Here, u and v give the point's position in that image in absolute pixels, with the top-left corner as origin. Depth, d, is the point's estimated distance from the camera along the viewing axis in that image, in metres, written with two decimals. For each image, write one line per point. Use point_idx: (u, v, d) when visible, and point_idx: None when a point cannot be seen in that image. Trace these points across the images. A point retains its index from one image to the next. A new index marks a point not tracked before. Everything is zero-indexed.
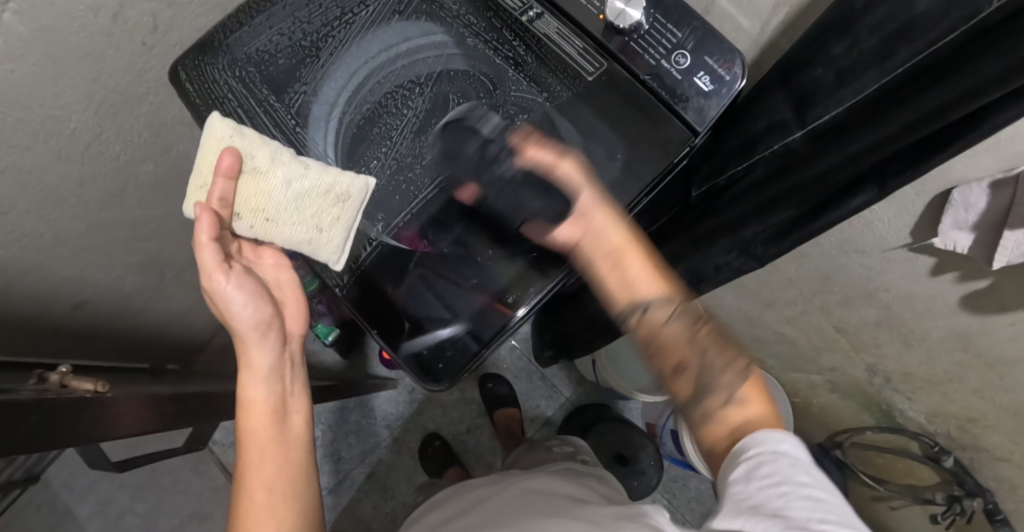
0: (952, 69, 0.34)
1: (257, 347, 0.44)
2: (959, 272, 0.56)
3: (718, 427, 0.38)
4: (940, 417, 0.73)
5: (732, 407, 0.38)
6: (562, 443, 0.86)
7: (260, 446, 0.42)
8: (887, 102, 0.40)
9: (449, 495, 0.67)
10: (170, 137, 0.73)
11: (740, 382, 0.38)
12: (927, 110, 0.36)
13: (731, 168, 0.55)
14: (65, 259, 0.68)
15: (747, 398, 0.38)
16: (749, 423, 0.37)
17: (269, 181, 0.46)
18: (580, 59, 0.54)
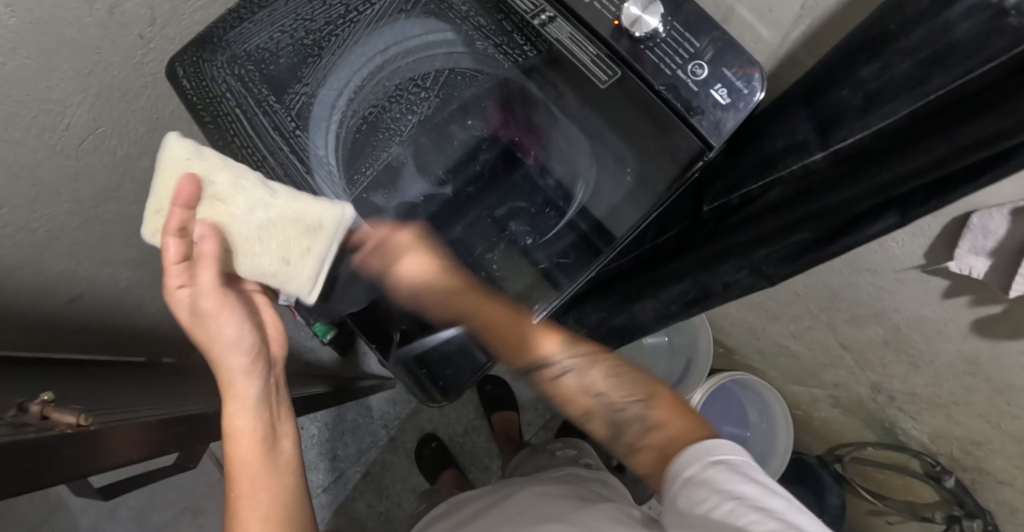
0: (993, 104, 0.33)
1: (241, 372, 0.41)
2: (972, 297, 0.54)
3: (647, 446, 0.45)
4: (943, 439, 0.73)
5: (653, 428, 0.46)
6: (566, 446, 0.85)
7: (246, 479, 0.39)
8: (919, 133, 0.39)
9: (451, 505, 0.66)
10: (168, 132, 0.70)
11: (650, 412, 0.47)
12: (963, 144, 0.35)
13: (745, 187, 0.55)
14: (59, 255, 0.67)
15: (659, 424, 0.46)
16: (674, 438, 0.44)
17: (228, 209, 0.42)
18: (593, 66, 0.50)
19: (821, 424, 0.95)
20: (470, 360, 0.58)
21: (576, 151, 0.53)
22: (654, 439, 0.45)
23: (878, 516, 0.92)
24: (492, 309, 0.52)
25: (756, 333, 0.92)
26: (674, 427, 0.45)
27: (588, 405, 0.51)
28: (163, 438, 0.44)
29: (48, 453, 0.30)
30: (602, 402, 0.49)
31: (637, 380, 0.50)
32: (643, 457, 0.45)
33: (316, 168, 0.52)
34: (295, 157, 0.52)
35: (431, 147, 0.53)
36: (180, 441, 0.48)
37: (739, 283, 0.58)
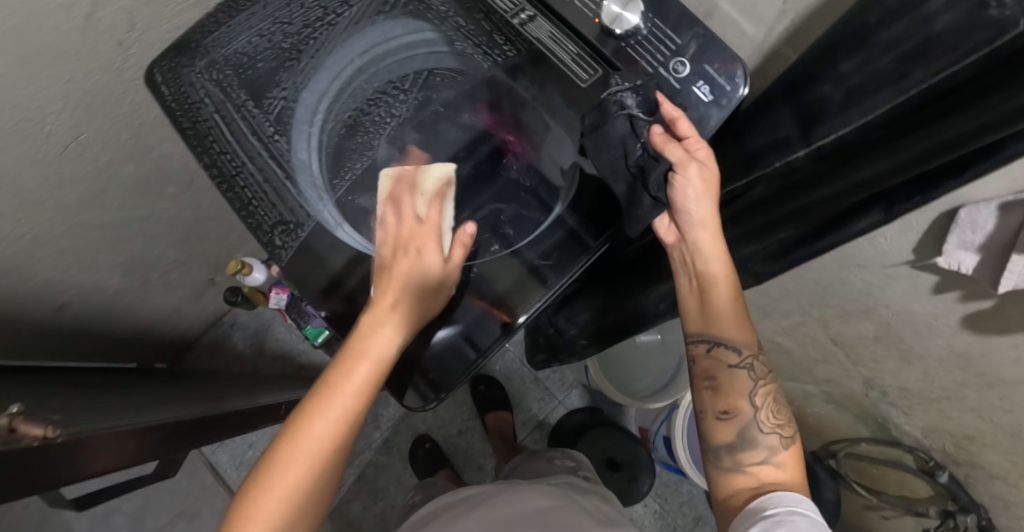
0: (975, 97, 0.33)
1: (381, 348, 0.47)
2: (962, 292, 0.54)
3: (749, 475, 0.45)
4: (937, 434, 0.72)
5: (771, 467, 0.45)
6: (563, 454, 0.84)
7: (310, 449, 0.42)
8: (900, 130, 0.38)
9: (441, 504, 0.66)
10: (153, 137, 0.70)
11: (782, 450, 0.46)
12: (948, 136, 0.35)
13: (731, 183, 0.53)
14: (45, 261, 0.66)
15: (782, 464, 0.45)
16: (778, 483, 0.44)
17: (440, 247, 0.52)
18: (574, 65, 0.50)
19: (815, 420, 0.95)
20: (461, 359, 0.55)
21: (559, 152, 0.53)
22: (760, 470, 0.45)
23: (873, 510, 0.91)
24: (719, 291, 0.47)
25: (749, 329, 0.91)
26: (792, 481, 0.44)
27: (725, 409, 0.47)
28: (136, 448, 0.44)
29: (21, 461, 0.30)
30: (738, 417, 0.46)
31: (785, 417, 0.48)
32: (738, 479, 0.45)
33: (298, 173, 0.52)
34: (278, 163, 0.52)
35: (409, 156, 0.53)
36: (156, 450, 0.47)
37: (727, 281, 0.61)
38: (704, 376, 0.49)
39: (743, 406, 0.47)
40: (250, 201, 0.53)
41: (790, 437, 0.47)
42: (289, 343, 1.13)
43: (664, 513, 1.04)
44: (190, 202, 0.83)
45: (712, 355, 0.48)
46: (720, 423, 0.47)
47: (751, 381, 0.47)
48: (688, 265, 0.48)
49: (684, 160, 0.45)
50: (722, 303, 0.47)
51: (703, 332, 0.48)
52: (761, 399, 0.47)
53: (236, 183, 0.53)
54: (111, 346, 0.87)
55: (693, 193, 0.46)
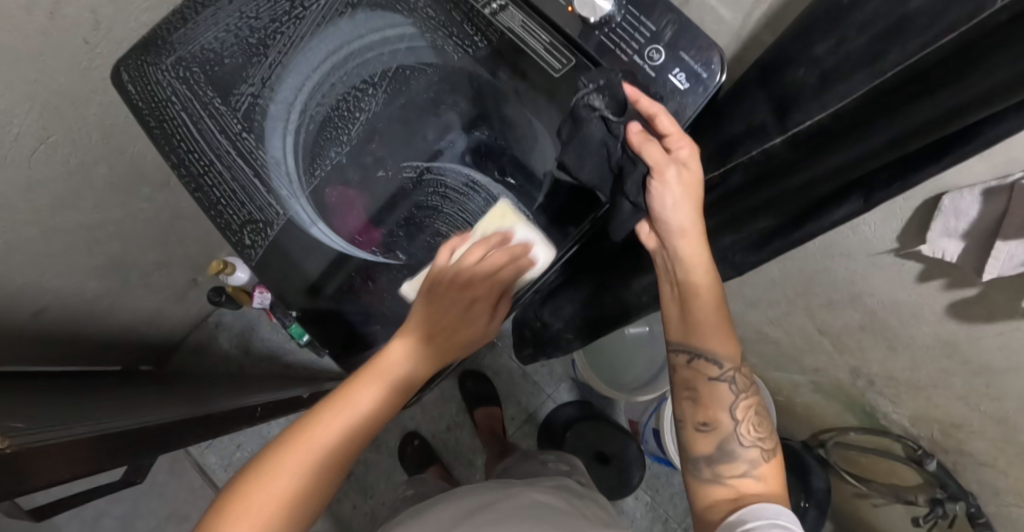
0: (952, 76, 0.31)
1: (394, 370, 0.45)
2: (946, 279, 0.53)
3: (728, 487, 0.45)
4: (924, 422, 0.72)
5: (751, 478, 0.45)
6: (558, 458, 0.83)
7: (309, 450, 0.39)
8: (873, 112, 0.37)
9: (445, 494, 0.67)
10: (126, 137, 0.68)
11: (762, 461, 0.46)
12: (931, 116, 0.33)
13: (708, 174, 0.53)
14: (18, 266, 0.65)
15: (763, 475, 0.45)
16: (763, 493, 0.44)
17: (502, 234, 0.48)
18: (547, 55, 0.49)
19: (804, 409, 0.95)
20: None
21: (535, 139, 0.51)
22: (742, 483, 0.45)
23: (863, 499, 0.91)
24: (704, 297, 0.46)
25: (737, 320, 0.91)
26: (774, 493, 0.44)
27: (705, 420, 0.48)
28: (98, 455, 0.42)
29: None
30: (719, 429, 0.47)
31: (765, 430, 0.48)
32: (717, 491, 0.45)
33: (270, 169, 0.52)
34: (247, 160, 0.51)
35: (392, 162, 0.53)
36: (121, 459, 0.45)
37: None
38: (684, 386, 0.49)
39: (723, 418, 0.47)
40: (218, 202, 0.52)
41: (771, 450, 0.47)
42: (275, 341, 1.12)
43: (655, 506, 1.04)
44: (169, 202, 0.82)
45: (693, 368, 0.48)
46: (700, 434, 0.47)
47: (732, 394, 0.48)
48: (671, 273, 0.48)
49: (662, 163, 0.43)
50: (706, 310, 0.46)
51: (683, 342, 0.48)
52: (741, 410, 0.48)
53: (203, 183, 0.52)
54: (93, 349, 0.86)
55: (670, 199, 0.44)
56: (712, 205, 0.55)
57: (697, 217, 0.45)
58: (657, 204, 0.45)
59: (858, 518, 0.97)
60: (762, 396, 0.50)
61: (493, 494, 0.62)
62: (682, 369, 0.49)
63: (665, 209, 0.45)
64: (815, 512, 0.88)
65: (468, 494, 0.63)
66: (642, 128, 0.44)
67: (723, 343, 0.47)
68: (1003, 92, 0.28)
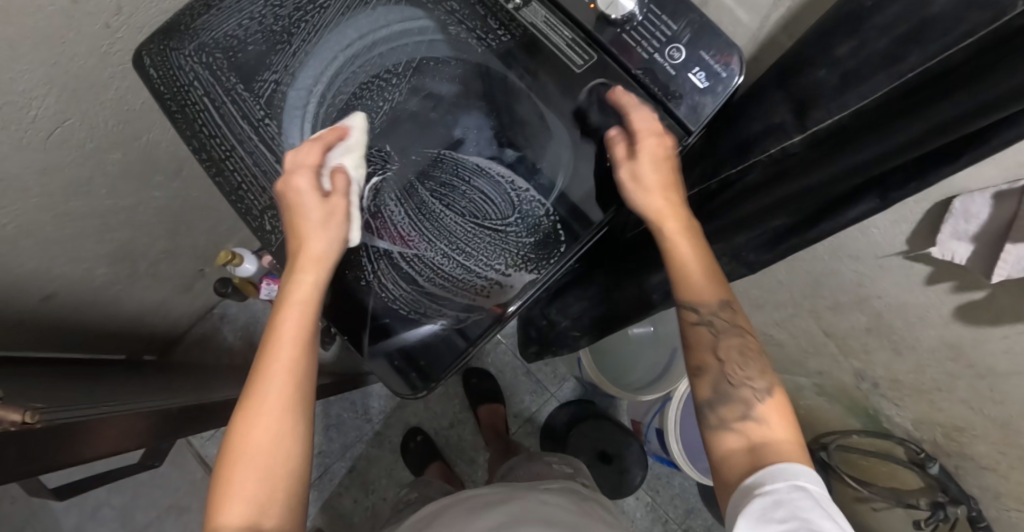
0: (960, 85, 0.32)
1: (303, 294, 0.43)
2: (955, 282, 0.54)
3: (736, 432, 0.40)
4: (926, 425, 0.73)
5: (754, 421, 0.40)
6: (562, 460, 0.83)
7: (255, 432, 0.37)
8: (885, 117, 0.38)
9: (447, 500, 0.65)
10: (141, 124, 0.68)
11: (763, 398, 0.41)
12: (935, 125, 0.34)
13: (726, 171, 0.52)
14: (30, 252, 0.65)
15: (764, 416, 0.40)
16: (780, 441, 0.38)
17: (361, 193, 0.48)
18: (568, 51, 0.50)
19: (806, 412, 0.95)
20: (452, 346, 0.55)
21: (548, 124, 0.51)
22: (747, 428, 0.40)
23: (863, 502, 0.92)
24: (681, 249, 0.45)
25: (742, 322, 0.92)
26: (781, 438, 0.38)
27: (697, 366, 0.44)
28: (123, 436, 0.42)
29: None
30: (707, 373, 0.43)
31: (755, 370, 0.42)
32: (730, 440, 0.39)
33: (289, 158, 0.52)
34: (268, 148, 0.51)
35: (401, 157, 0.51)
36: (143, 441, 0.45)
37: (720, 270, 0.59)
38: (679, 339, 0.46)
39: (710, 359, 0.43)
40: (239, 187, 0.52)
41: (770, 387, 0.42)
42: None
43: (655, 507, 1.05)
44: (179, 192, 0.82)
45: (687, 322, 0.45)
46: (698, 381, 0.44)
47: (712, 334, 0.43)
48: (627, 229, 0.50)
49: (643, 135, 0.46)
50: (690, 255, 0.44)
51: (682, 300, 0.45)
52: (727, 350, 0.43)
53: (224, 167, 0.52)
54: (98, 338, 0.85)
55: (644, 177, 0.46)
56: (722, 206, 0.54)
57: (667, 190, 0.46)
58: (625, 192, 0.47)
59: (860, 524, 0.97)
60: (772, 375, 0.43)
61: (497, 497, 0.60)
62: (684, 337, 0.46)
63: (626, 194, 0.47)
64: None
65: (469, 500, 0.62)
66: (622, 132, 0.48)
67: (713, 290, 0.44)
68: (1005, 104, 0.29)
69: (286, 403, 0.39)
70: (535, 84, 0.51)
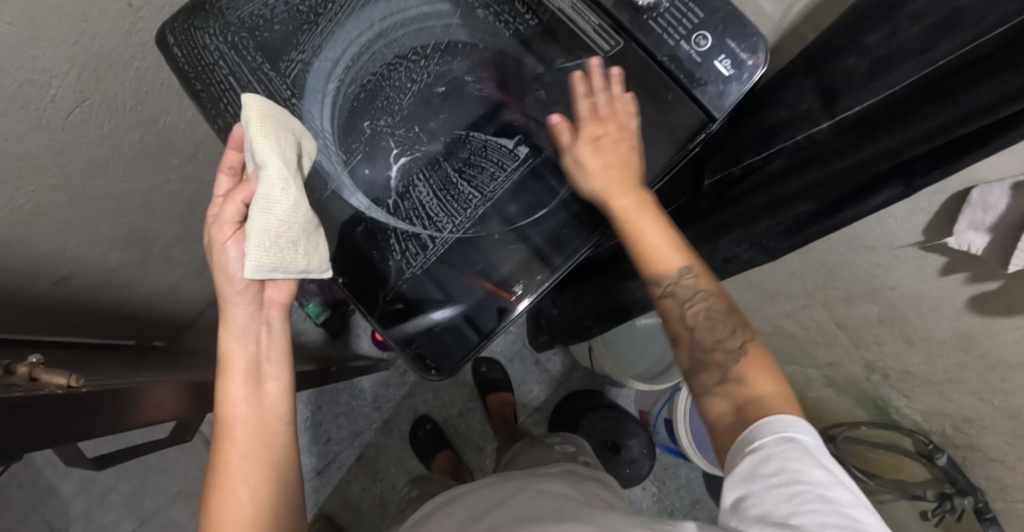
0: (987, 74, 0.33)
1: (239, 358, 0.41)
2: (969, 273, 0.55)
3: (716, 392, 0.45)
4: (935, 417, 0.74)
5: (734, 383, 0.44)
6: (563, 440, 0.83)
7: (233, 502, 0.38)
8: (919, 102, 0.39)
9: (454, 494, 0.64)
10: (158, 106, 0.68)
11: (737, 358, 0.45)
12: (961, 112, 0.34)
13: (749, 157, 0.54)
14: (47, 232, 0.65)
15: (742, 376, 0.44)
16: (767, 395, 0.42)
17: (279, 207, 0.37)
18: (595, 36, 0.51)
19: (814, 405, 0.96)
20: (465, 343, 0.54)
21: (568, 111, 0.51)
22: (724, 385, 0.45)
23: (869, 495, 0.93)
24: (638, 222, 0.49)
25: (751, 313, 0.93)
26: (764, 391, 0.42)
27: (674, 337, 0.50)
28: (167, 399, 0.43)
29: (53, 411, 0.28)
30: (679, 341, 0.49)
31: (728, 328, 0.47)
32: (713, 403, 0.45)
33: (312, 138, 0.51)
34: None
35: (429, 139, 0.52)
36: (184, 406, 0.47)
37: (740, 257, 0.59)
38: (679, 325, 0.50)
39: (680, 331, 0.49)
40: None
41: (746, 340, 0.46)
42: None
43: (661, 497, 1.05)
44: (193, 175, 0.82)
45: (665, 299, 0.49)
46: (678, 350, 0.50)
47: (680, 306, 0.49)
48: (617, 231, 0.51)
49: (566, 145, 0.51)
50: (652, 229, 0.50)
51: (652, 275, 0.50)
52: (693, 320, 0.48)
53: None
54: (109, 324, 0.85)
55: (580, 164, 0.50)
56: (754, 190, 0.54)
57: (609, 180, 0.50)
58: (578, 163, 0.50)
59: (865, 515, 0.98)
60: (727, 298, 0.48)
61: (500, 489, 0.59)
62: (671, 317, 0.50)
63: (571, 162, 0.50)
64: None
65: (474, 495, 0.60)
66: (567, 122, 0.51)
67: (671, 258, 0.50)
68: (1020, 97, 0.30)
69: (256, 463, 0.39)
70: (546, 62, 0.51)
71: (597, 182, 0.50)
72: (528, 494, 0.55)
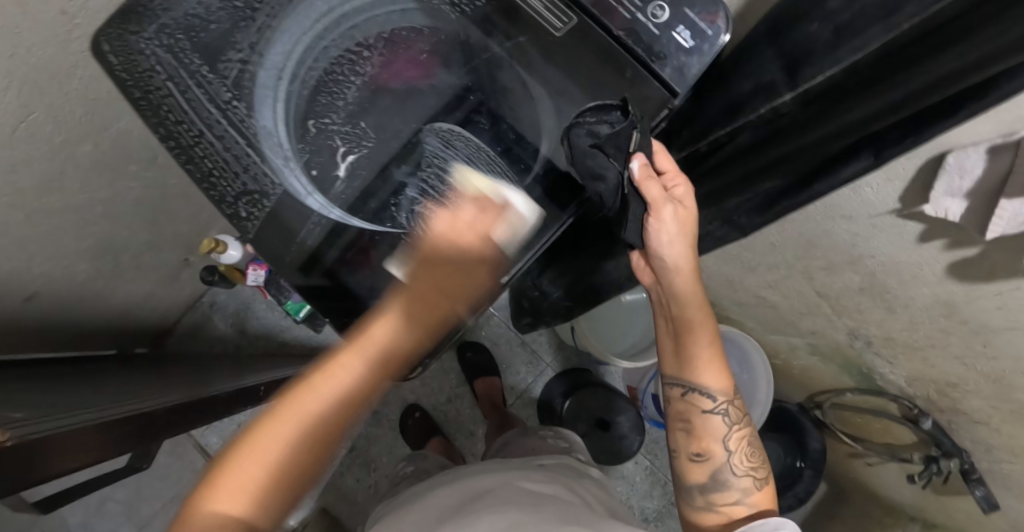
0: (944, 44, 0.30)
1: (381, 339, 0.40)
2: (948, 240, 0.53)
3: (721, 514, 0.49)
4: (920, 382, 0.73)
5: (743, 506, 0.49)
6: (556, 434, 0.82)
7: (308, 413, 0.36)
8: (869, 75, 0.36)
9: (440, 480, 0.65)
10: (108, 113, 0.65)
11: (751, 491, 0.50)
12: (923, 84, 0.32)
13: (714, 132, 0.48)
14: (6, 252, 0.63)
15: (752, 499, 0.50)
16: (760, 509, 0.50)
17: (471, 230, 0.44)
18: (547, 14, 0.47)
19: (800, 372, 0.97)
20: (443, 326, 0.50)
21: (531, 92, 0.48)
22: (733, 509, 0.49)
23: (858, 458, 0.95)
24: (695, 333, 0.51)
25: (735, 285, 0.92)
26: (762, 511, 0.49)
27: (699, 451, 0.52)
28: (93, 444, 0.42)
29: None
30: (711, 460, 0.51)
31: (756, 459, 0.52)
32: (710, 517, 0.50)
33: (263, 141, 0.47)
34: (240, 130, 0.47)
35: (377, 133, 0.48)
36: (104, 453, 0.44)
37: (713, 235, 0.59)
38: (678, 418, 0.53)
39: (715, 449, 0.52)
40: (211, 174, 0.48)
41: (762, 476, 0.51)
42: (270, 319, 1.11)
43: (654, 470, 1.06)
44: (154, 181, 0.79)
45: (690, 398, 0.52)
46: (693, 463, 0.52)
47: (725, 426, 0.51)
48: (665, 308, 0.52)
49: (659, 200, 0.46)
50: (704, 345, 0.51)
51: (677, 374, 0.53)
52: (692, 422, 0.52)
53: (194, 154, 0.47)
54: (84, 337, 0.84)
55: (667, 235, 0.47)
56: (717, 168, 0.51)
57: (690, 252, 0.49)
58: (654, 240, 0.48)
59: (858, 477, 1.00)
60: (752, 427, 0.54)
61: (491, 474, 0.60)
62: (686, 407, 0.52)
63: (655, 248, 0.49)
64: (811, 472, 0.98)
65: (464, 481, 0.59)
66: (645, 165, 0.46)
67: (711, 373, 0.52)
68: (968, 75, 0.29)
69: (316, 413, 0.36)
70: (504, 35, 0.48)
71: (695, 308, 0.50)
72: (506, 495, 0.51)
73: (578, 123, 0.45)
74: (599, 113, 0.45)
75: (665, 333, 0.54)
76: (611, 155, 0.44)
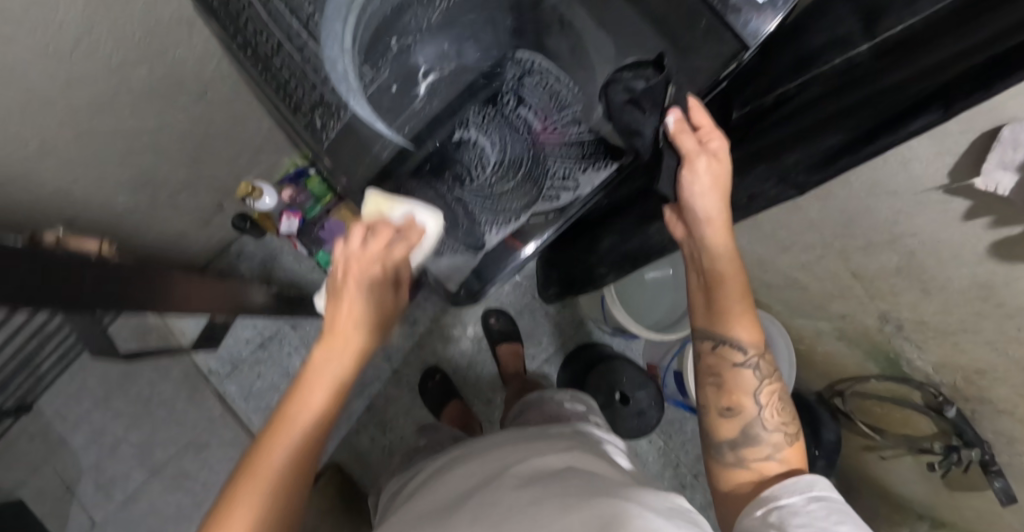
0: None
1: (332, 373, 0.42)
2: (994, 217, 0.53)
3: (751, 469, 0.49)
4: (948, 369, 0.73)
5: (773, 462, 0.49)
6: (573, 397, 0.82)
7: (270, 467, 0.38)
8: (944, 25, 0.37)
9: (457, 457, 0.62)
10: (167, 38, 0.64)
11: (783, 448, 0.50)
12: (1002, 27, 0.33)
13: (782, 87, 0.50)
14: (54, 168, 0.63)
15: (783, 457, 0.49)
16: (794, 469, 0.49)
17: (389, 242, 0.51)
18: None
19: (822, 357, 0.98)
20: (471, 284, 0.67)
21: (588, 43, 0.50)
22: (765, 465, 0.49)
23: (874, 451, 0.95)
24: (721, 287, 0.51)
25: (767, 266, 0.93)
26: (795, 470, 0.49)
27: (729, 406, 0.52)
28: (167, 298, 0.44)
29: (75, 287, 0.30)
30: (742, 414, 0.51)
31: (787, 415, 0.52)
32: (740, 474, 0.49)
33: (332, 60, 0.47)
34: (313, 44, 0.47)
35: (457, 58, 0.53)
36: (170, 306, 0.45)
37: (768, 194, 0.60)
38: (709, 373, 0.54)
39: (747, 403, 0.52)
40: (287, 82, 0.48)
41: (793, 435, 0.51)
42: (298, 272, 1.12)
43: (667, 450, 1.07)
44: (201, 116, 0.79)
45: (721, 352, 0.52)
46: (725, 418, 0.52)
47: (756, 379, 0.52)
48: (697, 259, 0.53)
49: (694, 154, 0.46)
50: (734, 300, 0.51)
51: (707, 329, 0.53)
52: (717, 379, 0.53)
53: (273, 64, 0.48)
54: None
55: (700, 188, 0.47)
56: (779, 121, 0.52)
57: (724, 204, 0.49)
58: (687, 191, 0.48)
59: (871, 472, 1.00)
60: (784, 384, 0.54)
61: (508, 449, 0.57)
62: (715, 364, 0.53)
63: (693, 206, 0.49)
64: (823, 462, 0.95)
65: (479, 458, 0.57)
66: (682, 119, 0.46)
67: (746, 330, 0.52)
68: None
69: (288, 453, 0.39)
70: None
71: (726, 262, 0.50)
72: (526, 471, 0.49)
73: (615, 79, 0.48)
74: (636, 70, 0.47)
75: (694, 288, 0.55)
76: (647, 110, 0.48)
